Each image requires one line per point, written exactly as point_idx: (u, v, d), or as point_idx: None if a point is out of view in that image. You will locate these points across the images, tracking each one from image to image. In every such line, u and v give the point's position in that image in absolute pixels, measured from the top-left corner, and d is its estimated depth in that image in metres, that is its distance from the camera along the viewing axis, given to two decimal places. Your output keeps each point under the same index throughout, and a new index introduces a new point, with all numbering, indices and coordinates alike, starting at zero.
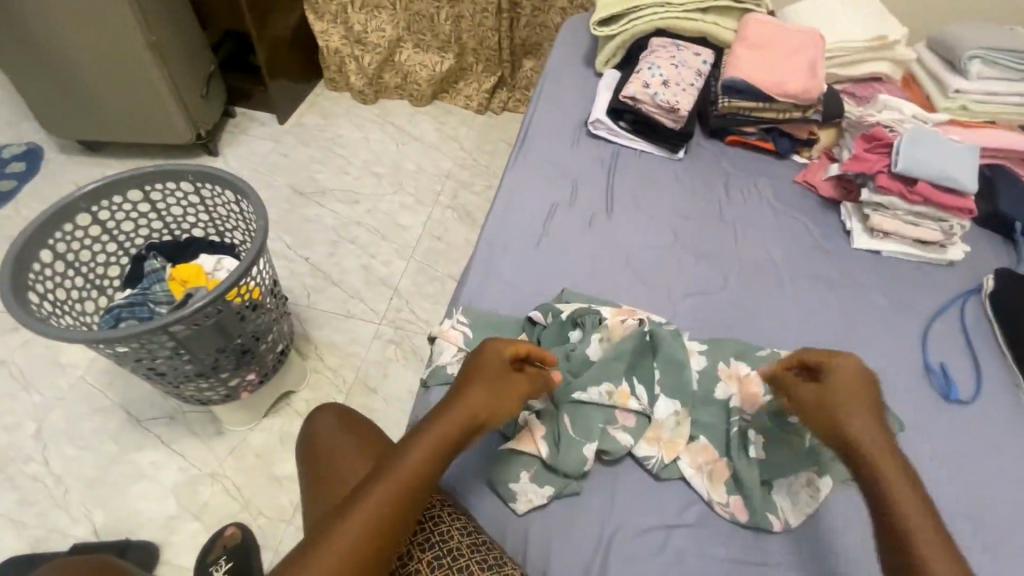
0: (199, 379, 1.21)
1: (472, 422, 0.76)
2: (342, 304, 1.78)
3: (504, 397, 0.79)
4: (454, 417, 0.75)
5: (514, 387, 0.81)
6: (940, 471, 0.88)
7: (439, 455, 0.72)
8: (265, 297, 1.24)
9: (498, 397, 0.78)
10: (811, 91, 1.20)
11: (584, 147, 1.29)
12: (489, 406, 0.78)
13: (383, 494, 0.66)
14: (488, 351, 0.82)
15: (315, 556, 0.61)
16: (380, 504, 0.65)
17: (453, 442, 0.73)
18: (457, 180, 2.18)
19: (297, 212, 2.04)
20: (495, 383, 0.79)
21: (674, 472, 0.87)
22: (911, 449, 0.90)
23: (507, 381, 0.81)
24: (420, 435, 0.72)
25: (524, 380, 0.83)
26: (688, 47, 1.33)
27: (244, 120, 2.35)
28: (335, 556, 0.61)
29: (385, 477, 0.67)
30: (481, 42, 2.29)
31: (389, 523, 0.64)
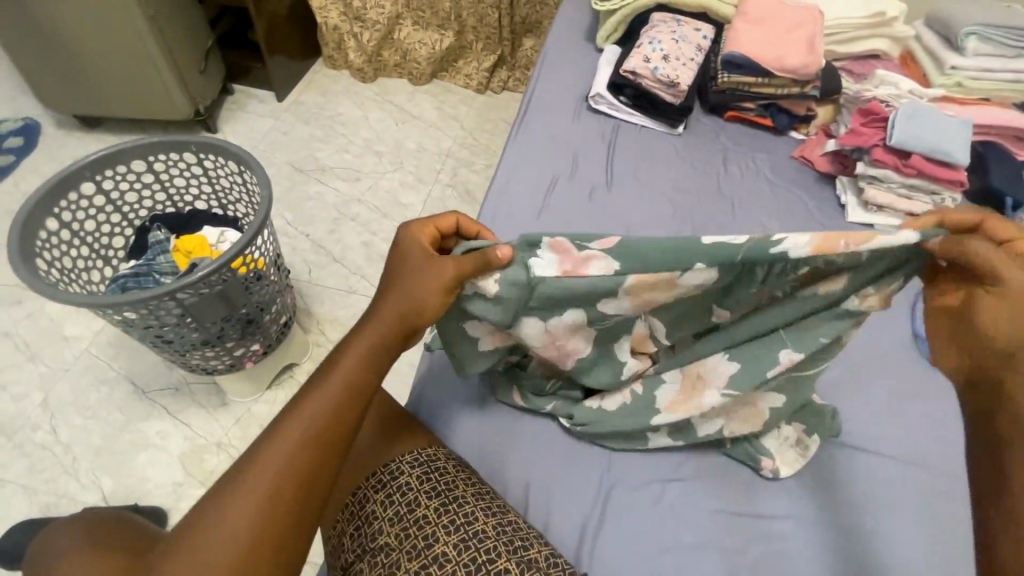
0: (205, 347, 1.23)
1: (399, 322, 0.73)
2: (344, 280, 1.80)
3: (422, 290, 0.73)
4: (380, 326, 0.73)
5: (434, 277, 0.74)
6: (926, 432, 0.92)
7: (369, 363, 0.71)
8: (269, 268, 1.26)
9: (417, 291, 0.73)
10: (810, 66, 1.21)
11: (584, 121, 1.31)
12: (413, 299, 0.74)
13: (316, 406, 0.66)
14: (407, 245, 0.77)
15: (258, 465, 0.61)
16: (313, 416, 0.65)
17: (384, 349, 0.72)
18: (457, 159, 2.19)
19: (297, 189, 2.05)
20: (415, 280, 0.74)
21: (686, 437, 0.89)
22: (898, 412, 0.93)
23: (433, 272, 0.74)
24: (346, 351, 0.71)
25: (450, 268, 0.74)
26: (688, 22, 1.34)
27: (243, 97, 2.34)
28: (274, 464, 0.62)
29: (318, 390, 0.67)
30: (481, 19, 2.28)
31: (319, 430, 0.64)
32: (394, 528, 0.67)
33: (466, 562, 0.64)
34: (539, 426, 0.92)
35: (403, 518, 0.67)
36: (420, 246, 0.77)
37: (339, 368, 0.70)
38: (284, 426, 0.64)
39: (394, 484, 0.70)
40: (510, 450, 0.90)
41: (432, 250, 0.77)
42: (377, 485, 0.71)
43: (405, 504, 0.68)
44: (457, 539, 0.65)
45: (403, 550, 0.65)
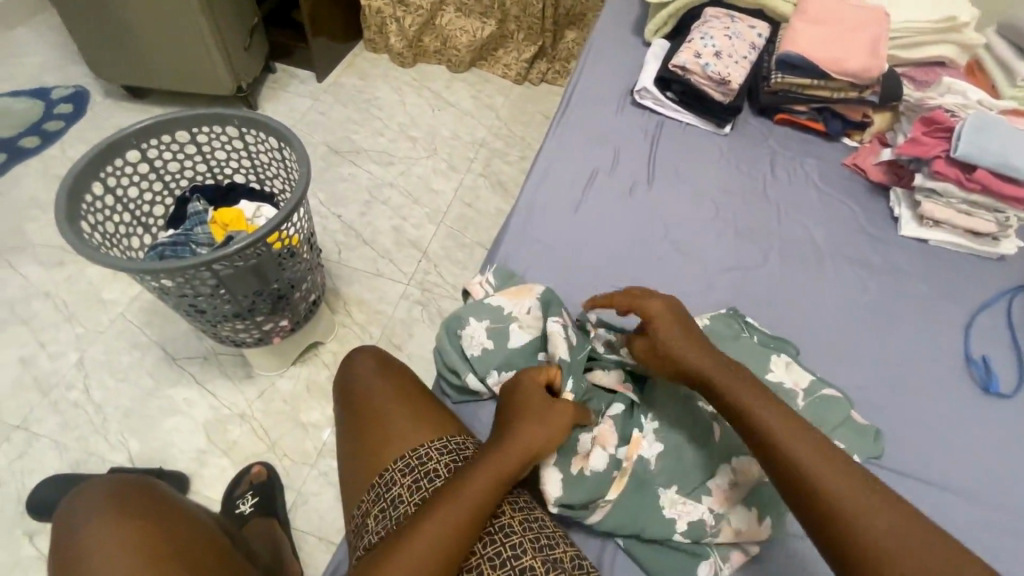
0: (236, 320, 1.24)
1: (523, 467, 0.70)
2: (372, 263, 1.80)
3: (551, 433, 0.74)
4: (510, 449, 0.70)
5: (561, 423, 0.75)
6: (975, 462, 0.87)
7: (497, 485, 0.66)
8: (302, 246, 1.26)
9: (547, 433, 0.73)
10: (871, 70, 1.15)
11: (628, 116, 1.27)
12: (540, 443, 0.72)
13: (445, 518, 0.62)
14: (528, 387, 0.78)
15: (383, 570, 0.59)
16: (444, 523, 0.62)
17: (512, 476, 0.68)
18: (490, 149, 2.17)
19: (332, 169, 2.06)
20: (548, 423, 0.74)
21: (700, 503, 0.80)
22: (944, 438, 0.89)
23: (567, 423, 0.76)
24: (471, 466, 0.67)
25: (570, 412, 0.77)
26: (743, 19, 1.29)
27: (284, 76, 2.36)
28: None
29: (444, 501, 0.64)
30: (525, 9, 2.25)
31: (444, 549, 0.60)
32: None
33: (491, 556, 0.63)
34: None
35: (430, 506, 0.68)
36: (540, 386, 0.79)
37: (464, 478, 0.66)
38: (408, 539, 0.61)
39: (421, 470, 0.71)
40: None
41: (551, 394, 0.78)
42: (405, 469, 0.71)
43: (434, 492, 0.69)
44: (482, 532, 0.65)
45: None
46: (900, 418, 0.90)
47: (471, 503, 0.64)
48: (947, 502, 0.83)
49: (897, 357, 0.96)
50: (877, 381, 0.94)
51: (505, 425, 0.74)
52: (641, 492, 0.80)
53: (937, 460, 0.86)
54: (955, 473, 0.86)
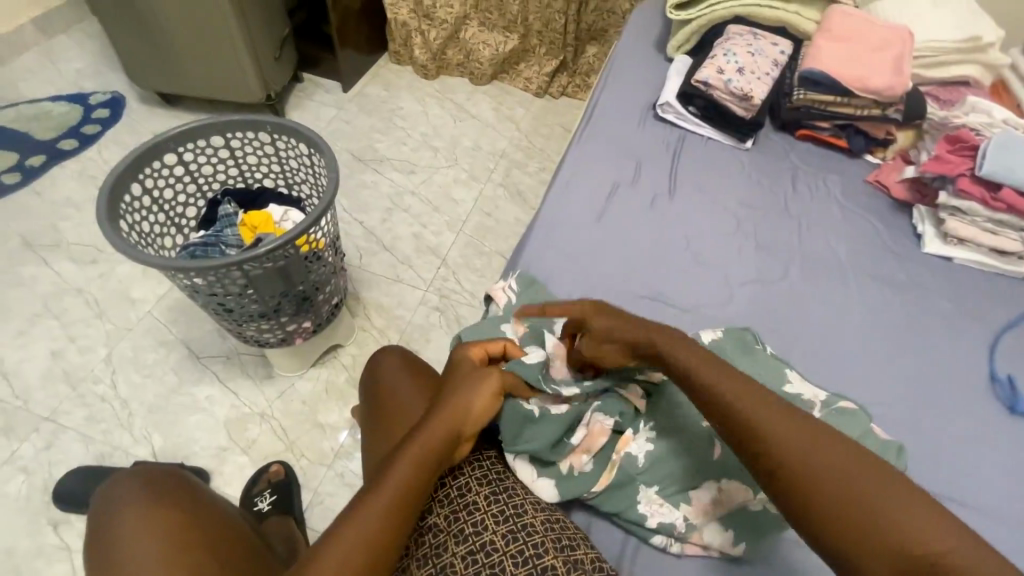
0: (261, 320, 1.27)
1: (451, 434, 0.70)
2: (392, 269, 1.83)
3: (481, 403, 0.74)
4: (439, 424, 0.69)
5: (491, 392, 0.75)
6: (1005, 485, 0.85)
7: (428, 464, 0.67)
8: (327, 249, 1.29)
9: (476, 403, 0.73)
10: (895, 88, 1.16)
11: (650, 129, 1.29)
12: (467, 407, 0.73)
13: (378, 504, 0.63)
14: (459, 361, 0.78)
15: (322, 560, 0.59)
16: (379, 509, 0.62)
17: (443, 453, 0.68)
18: (510, 160, 2.20)
19: (354, 177, 2.11)
20: (470, 386, 0.74)
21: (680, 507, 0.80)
22: (970, 455, 0.87)
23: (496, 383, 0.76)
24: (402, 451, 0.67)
25: (499, 378, 0.77)
26: (766, 36, 1.31)
27: (311, 86, 2.43)
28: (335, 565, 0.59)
29: (374, 489, 0.64)
30: (547, 24, 2.30)
31: (381, 529, 0.61)
32: (444, 511, 0.68)
33: (512, 552, 0.63)
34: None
35: (454, 502, 0.68)
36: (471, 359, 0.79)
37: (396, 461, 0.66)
38: (344, 528, 0.61)
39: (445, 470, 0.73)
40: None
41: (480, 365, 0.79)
42: None
43: (458, 490, 0.70)
44: (505, 527, 0.65)
45: (450, 533, 0.66)
46: (923, 434, 0.89)
47: (398, 483, 0.64)
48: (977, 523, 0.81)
49: (920, 374, 0.96)
50: (900, 397, 0.93)
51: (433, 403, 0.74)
52: (626, 495, 0.80)
53: (962, 479, 0.85)
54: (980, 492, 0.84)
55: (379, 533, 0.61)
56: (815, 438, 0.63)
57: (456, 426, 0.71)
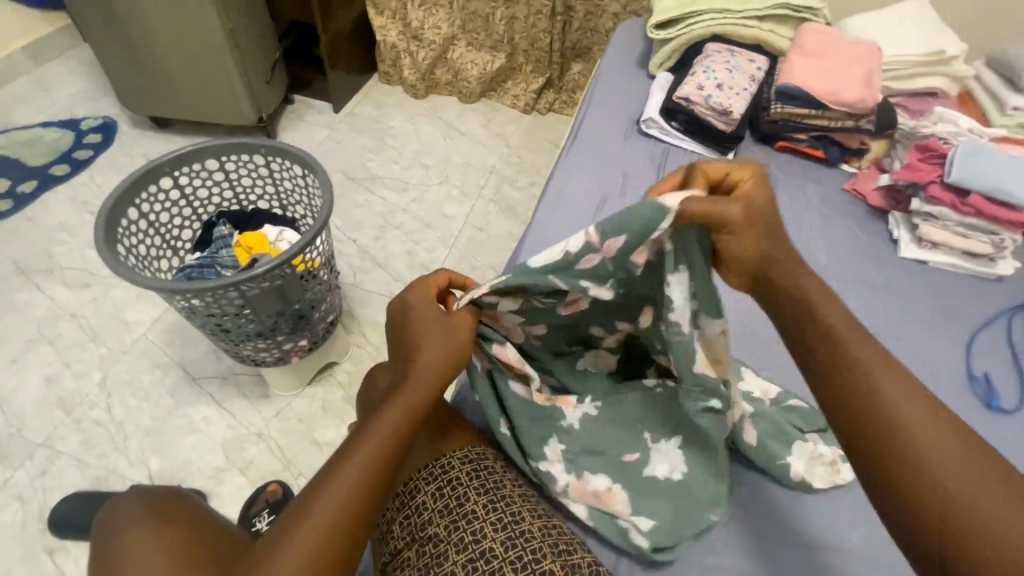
0: (258, 339, 1.29)
1: (428, 385, 0.75)
2: (386, 285, 1.85)
3: (455, 349, 0.77)
4: (417, 378, 0.74)
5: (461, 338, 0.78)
6: None
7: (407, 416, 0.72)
8: (322, 268, 1.31)
9: (450, 350, 0.77)
10: (866, 100, 1.22)
11: (634, 144, 1.33)
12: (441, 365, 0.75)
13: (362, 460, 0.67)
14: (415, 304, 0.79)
15: (308, 519, 0.63)
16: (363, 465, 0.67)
17: (421, 403, 0.73)
18: (500, 175, 2.25)
19: (347, 196, 2.13)
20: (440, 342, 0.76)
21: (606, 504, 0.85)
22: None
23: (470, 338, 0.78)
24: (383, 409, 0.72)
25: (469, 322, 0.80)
26: (743, 53, 1.37)
27: (302, 107, 2.47)
28: (320, 524, 0.63)
29: (359, 445, 0.69)
30: (533, 43, 2.36)
31: (364, 484, 0.66)
32: (444, 521, 0.69)
33: (512, 559, 0.65)
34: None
35: (453, 512, 0.69)
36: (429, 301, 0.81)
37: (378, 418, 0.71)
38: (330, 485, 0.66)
39: (443, 478, 0.72)
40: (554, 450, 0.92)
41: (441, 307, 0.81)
42: (428, 478, 0.73)
43: (457, 499, 0.70)
44: (504, 536, 0.66)
45: (450, 543, 0.67)
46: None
47: (381, 438, 0.69)
48: None
49: None
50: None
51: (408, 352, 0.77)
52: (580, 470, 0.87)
53: None
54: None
55: (358, 491, 0.65)
56: (936, 421, 0.57)
57: (434, 378, 0.75)
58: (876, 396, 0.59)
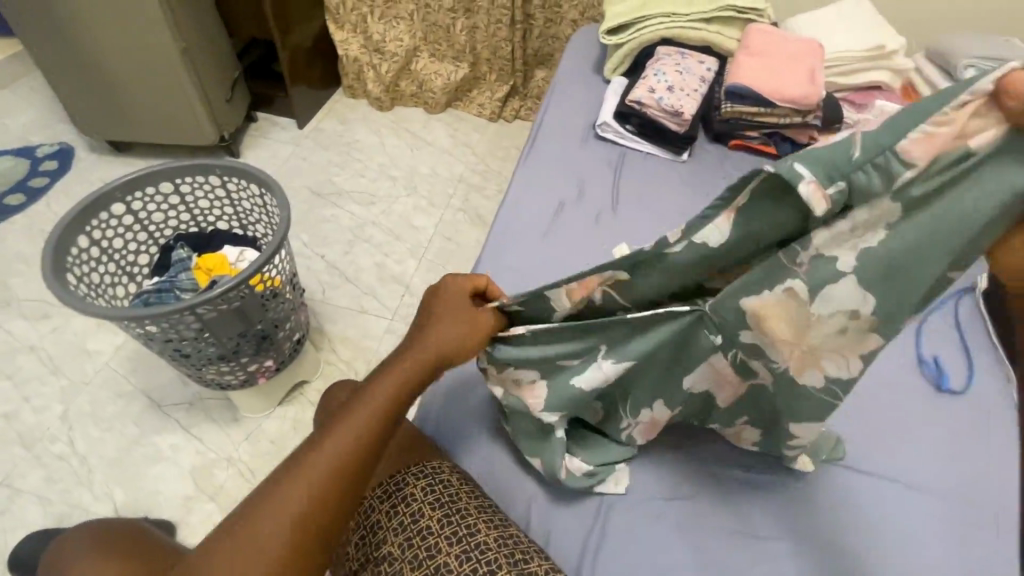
0: (221, 362, 1.27)
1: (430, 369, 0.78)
2: (356, 300, 1.84)
3: (466, 339, 0.81)
4: (420, 357, 0.78)
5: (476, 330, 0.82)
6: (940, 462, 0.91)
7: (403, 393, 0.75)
8: (285, 287, 1.30)
9: (460, 339, 0.80)
10: (811, 96, 1.25)
11: (591, 149, 1.35)
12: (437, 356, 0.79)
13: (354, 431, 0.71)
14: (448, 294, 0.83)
15: (295, 481, 0.66)
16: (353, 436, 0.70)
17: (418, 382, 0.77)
18: (468, 184, 2.25)
19: (314, 212, 2.12)
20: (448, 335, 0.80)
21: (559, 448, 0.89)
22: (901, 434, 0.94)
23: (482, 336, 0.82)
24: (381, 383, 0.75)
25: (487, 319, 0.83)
26: (693, 55, 1.40)
27: (266, 124, 2.44)
28: (305, 492, 0.66)
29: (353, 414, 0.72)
30: (495, 52, 2.38)
31: (354, 457, 0.69)
32: (398, 539, 0.68)
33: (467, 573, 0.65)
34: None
35: (407, 529, 0.69)
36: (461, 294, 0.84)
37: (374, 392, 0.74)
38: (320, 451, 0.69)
39: (398, 496, 0.72)
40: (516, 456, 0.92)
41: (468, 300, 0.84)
42: (383, 496, 0.72)
43: (411, 515, 0.70)
44: (458, 549, 0.66)
45: (405, 560, 0.67)
46: (911, 446, 0.92)
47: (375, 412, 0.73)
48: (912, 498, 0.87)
49: None
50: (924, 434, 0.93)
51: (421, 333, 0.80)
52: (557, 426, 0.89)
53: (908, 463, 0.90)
54: (917, 470, 0.90)
55: (323, 484, 0.67)
56: None
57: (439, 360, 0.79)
58: None
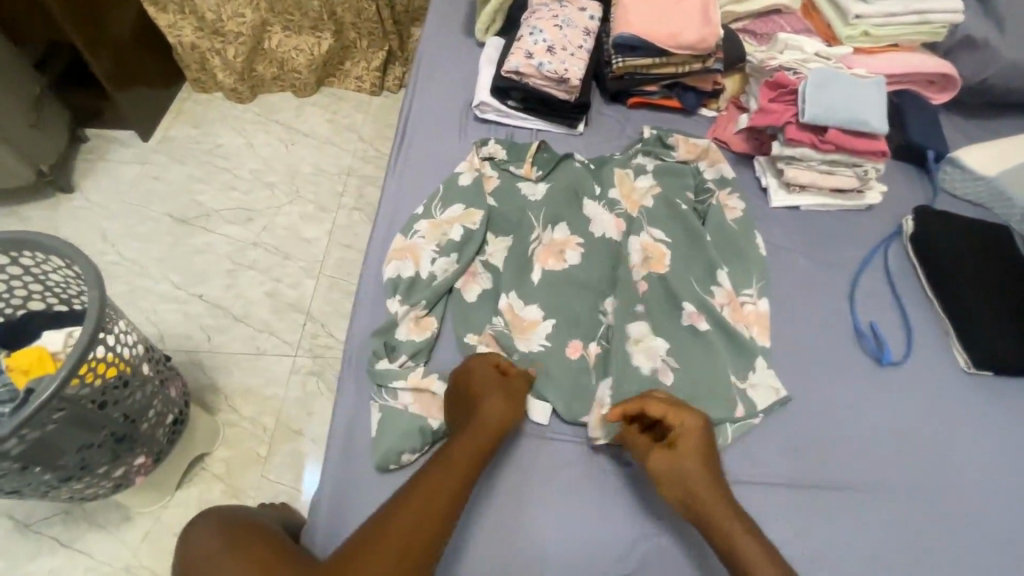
0: (72, 482, 1.03)
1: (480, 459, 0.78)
2: (251, 342, 1.59)
3: (487, 394, 0.82)
4: (472, 442, 0.79)
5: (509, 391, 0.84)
6: (893, 451, 0.85)
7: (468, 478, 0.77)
8: (134, 366, 1.06)
9: (485, 393, 0.82)
10: (707, 39, 1.07)
11: (472, 136, 1.15)
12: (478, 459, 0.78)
13: (434, 504, 0.73)
14: (480, 386, 0.83)
15: (371, 559, 0.68)
16: (428, 507, 0.72)
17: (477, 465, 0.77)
18: (359, 176, 1.96)
19: (181, 243, 1.79)
20: (480, 435, 0.79)
21: (391, 392, 0.89)
22: (843, 410, 0.88)
23: (492, 418, 0.80)
24: (444, 464, 0.77)
25: (506, 416, 0.81)
26: (572, 2, 1.19)
27: (99, 143, 2.02)
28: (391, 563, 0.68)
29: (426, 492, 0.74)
30: (359, 15, 2.02)
31: (427, 530, 0.71)
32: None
33: None
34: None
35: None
36: (493, 382, 0.84)
37: (444, 478, 0.75)
38: (400, 518, 0.71)
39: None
40: None
41: (504, 391, 0.83)
42: None
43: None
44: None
45: None
46: (903, 470, 0.84)
47: (452, 485, 0.75)
48: (876, 506, 0.81)
49: (790, 348, 0.93)
50: (915, 453, 0.85)
51: (470, 408, 0.82)
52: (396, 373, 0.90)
53: (862, 457, 0.84)
54: (879, 470, 0.83)
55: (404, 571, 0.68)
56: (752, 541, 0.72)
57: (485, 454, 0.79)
58: (709, 507, 0.74)
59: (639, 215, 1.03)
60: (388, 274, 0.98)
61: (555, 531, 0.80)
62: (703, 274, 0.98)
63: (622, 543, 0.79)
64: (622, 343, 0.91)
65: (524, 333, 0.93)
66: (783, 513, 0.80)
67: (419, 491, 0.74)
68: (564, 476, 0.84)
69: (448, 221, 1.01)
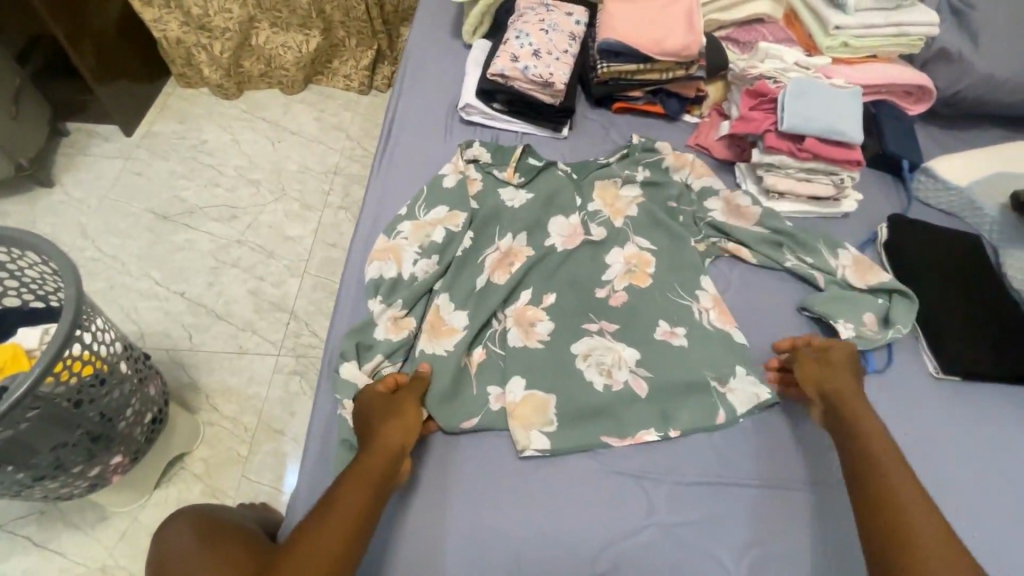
0: (46, 481, 1.02)
1: (379, 474, 0.76)
2: (233, 340, 1.58)
3: (377, 415, 0.82)
4: (370, 459, 0.77)
5: (403, 407, 0.84)
6: None
7: (368, 492, 0.74)
8: (111, 364, 1.05)
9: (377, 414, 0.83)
10: (690, 47, 1.09)
11: (457, 138, 1.15)
12: (374, 475, 0.76)
13: (331, 524, 0.70)
14: (373, 408, 0.84)
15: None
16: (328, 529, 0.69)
17: (375, 481, 0.75)
18: (346, 174, 1.95)
19: (163, 240, 1.77)
20: (376, 453, 0.78)
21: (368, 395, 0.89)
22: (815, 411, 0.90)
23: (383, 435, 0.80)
24: (338, 488, 0.74)
25: (395, 433, 0.81)
26: (559, 7, 1.20)
27: (81, 137, 1.99)
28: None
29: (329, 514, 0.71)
30: (348, 13, 2.01)
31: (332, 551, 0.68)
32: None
33: None
34: (437, 501, 0.82)
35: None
36: (380, 401, 0.85)
37: (336, 501, 0.73)
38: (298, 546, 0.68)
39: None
40: (399, 508, 0.82)
41: (389, 409, 0.83)
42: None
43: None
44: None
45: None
46: None
47: (343, 506, 0.72)
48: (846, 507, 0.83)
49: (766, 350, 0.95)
50: None
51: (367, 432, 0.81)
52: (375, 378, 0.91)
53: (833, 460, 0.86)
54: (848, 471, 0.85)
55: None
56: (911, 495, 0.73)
57: (380, 469, 0.77)
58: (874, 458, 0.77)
59: (623, 225, 1.05)
60: (371, 275, 0.98)
61: (530, 530, 0.81)
62: (685, 281, 1.00)
63: (596, 543, 0.80)
64: (605, 351, 0.93)
65: (436, 335, 0.94)
66: (752, 513, 0.82)
67: (311, 520, 0.71)
68: (539, 479, 0.84)
69: (429, 225, 1.02)
